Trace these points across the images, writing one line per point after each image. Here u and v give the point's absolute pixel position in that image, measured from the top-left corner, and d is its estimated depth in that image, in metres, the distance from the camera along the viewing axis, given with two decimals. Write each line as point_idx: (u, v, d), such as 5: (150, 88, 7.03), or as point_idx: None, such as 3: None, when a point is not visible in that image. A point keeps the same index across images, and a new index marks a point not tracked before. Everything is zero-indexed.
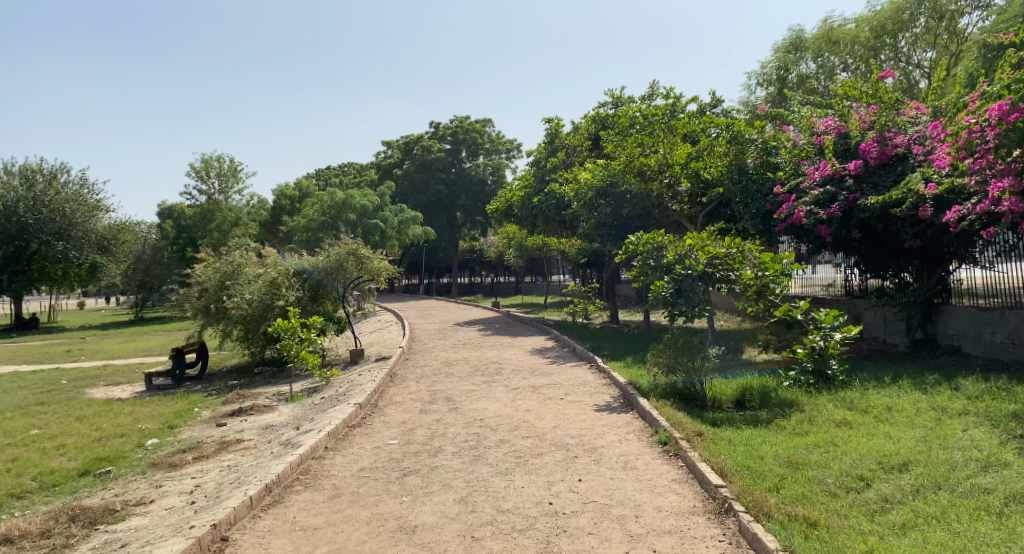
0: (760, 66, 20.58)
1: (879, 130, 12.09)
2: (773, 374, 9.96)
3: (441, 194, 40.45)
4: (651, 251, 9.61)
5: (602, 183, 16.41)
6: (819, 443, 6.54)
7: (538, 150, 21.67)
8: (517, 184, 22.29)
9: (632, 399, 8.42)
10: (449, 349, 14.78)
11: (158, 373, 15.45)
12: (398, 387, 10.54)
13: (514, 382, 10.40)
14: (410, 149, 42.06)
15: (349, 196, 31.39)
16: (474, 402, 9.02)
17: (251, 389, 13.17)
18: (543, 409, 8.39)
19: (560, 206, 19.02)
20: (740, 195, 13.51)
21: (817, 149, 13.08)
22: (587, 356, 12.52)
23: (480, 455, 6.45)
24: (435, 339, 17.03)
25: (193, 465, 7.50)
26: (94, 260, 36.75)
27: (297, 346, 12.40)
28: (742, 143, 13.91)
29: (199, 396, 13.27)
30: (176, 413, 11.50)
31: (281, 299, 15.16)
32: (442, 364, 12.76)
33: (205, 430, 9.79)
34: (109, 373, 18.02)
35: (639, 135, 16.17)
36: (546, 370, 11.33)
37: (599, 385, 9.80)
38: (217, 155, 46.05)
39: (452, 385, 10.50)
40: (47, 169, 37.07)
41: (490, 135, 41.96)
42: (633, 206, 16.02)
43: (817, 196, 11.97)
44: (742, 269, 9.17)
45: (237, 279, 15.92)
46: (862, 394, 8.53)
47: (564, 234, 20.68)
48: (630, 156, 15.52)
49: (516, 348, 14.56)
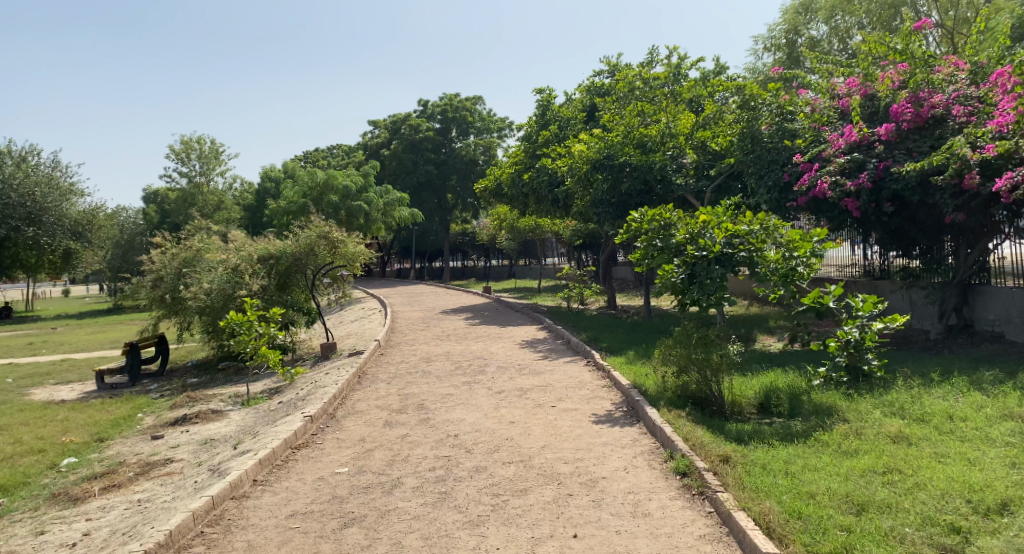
0: (767, 30, 19.12)
1: (912, 89, 10.51)
2: (798, 371, 8.55)
3: (430, 175, 38.73)
4: (658, 230, 8.07)
5: (598, 155, 14.29)
6: (880, 469, 5.12)
7: (528, 123, 20.07)
8: (507, 160, 20.81)
9: (637, 408, 7.02)
10: (431, 342, 13.35)
11: (110, 370, 14.02)
12: (365, 390, 9.10)
13: (500, 383, 8.96)
14: (397, 129, 40.35)
15: (331, 176, 29.80)
16: (450, 411, 7.60)
17: (207, 391, 11.70)
18: (531, 421, 6.97)
19: (553, 183, 17.59)
20: (753, 166, 12.14)
21: (839, 113, 11.78)
22: (584, 350, 11.10)
23: (447, 492, 5.01)
24: (417, 329, 15.59)
25: (96, 499, 6.06)
26: (67, 247, 35.03)
27: (254, 343, 10.89)
28: (755, 110, 12.42)
29: (148, 399, 11.82)
30: (114, 421, 10.08)
31: (244, 288, 13.65)
32: (420, 360, 11.32)
33: (136, 444, 8.34)
34: (63, 371, 16.51)
35: (640, 102, 14.71)
36: (537, 368, 9.92)
37: (598, 386, 8.40)
38: (197, 136, 44.18)
39: (427, 387, 9.07)
40: (17, 152, 35.35)
41: (481, 113, 40.09)
42: (634, 180, 13.90)
43: (843, 165, 10.46)
44: (765, 249, 7.70)
45: (195, 266, 14.41)
46: (910, 396, 7.12)
47: (558, 214, 19.18)
48: (630, 126, 14.06)
49: (504, 340, 13.15)
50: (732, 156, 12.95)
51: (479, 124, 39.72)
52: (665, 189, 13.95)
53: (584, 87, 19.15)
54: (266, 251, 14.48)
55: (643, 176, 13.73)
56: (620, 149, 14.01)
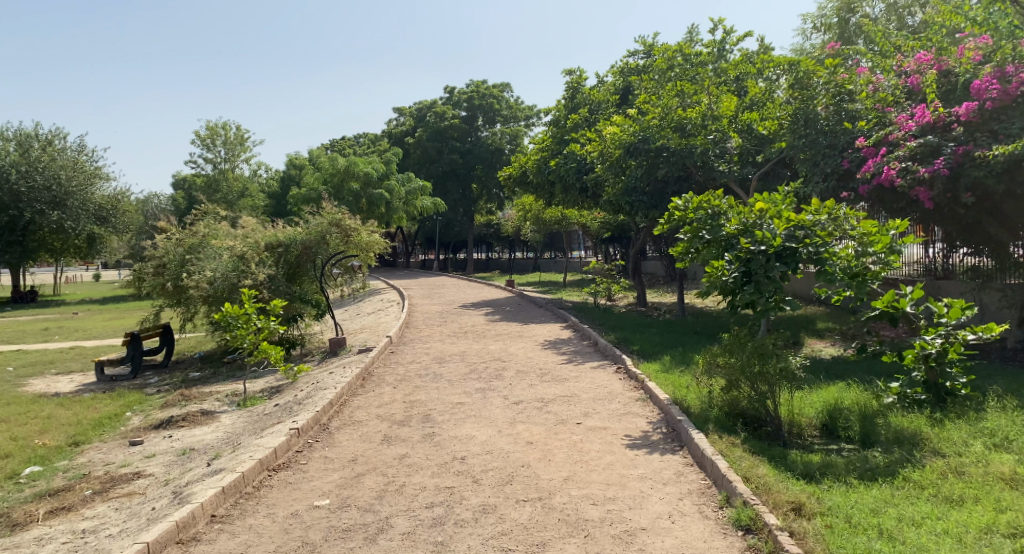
0: (817, 8, 17.73)
1: (999, 64, 9.11)
2: (865, 386, 7.37)
3: (455, 164, 37.70)
4: (705, 219, 6.98)
5: (632, 137, 13.21)
6: (1006, 528, 3.94)
7: (556, 107, 18.95)
8: (533, 146, 19.67)
9: (681, 431, 5.91)
10: (445, 339, 12.35)
11: (109, 362, 13.25)
12: (367, 395, 8.10)
13: (517, 391, 7.91)
14: (422, 116, 39.40)
15: (352, 163, 28.89)
16: (458, 425, 6.56)
17: (203, 388, 10.82)
18: (551, 442, 5.91)
19: (582, 170, 16.44)
20: (807, 152, 10.85)
21: (908, 92, 10.38)
22: (613, 355, 10.00)
23: (444, 543, 3.98)
24: (433, 325, 14.59)
25: (37, 527, 5.12)
26: (91, 231, 34.64)
27: (252, 339, 9.94)
28: (811, 89, 11.09)
29: (141, 395, 10.97)
30: (97, 421, 9.21)
31: (249, 277, 12.74)
32: (432, 361, 10.33)
33: (110, 452, 7.43)
34: (66, 361, 15.80)
35: (679, 81, 13.52)
36: (560, 374, 8.84)
37: (630, 399, 7.30)
38: (222, 122, 43.63)
39: (436, 395, 8.06)
40: (43, 135, 35.15)
41: (508, 101, 38.95)
42: (671, 166, 12.78)
43: (914, 149, 9.14)
44: (833, 244, 6.52)
45: (200, 253, 13.56)
46: (1013, 424, 5.88)
47: (585, 205, 18.01)
48: (667, 107, 12.90)
49: (525, 339, 12.11)
50: (780, 140, 11.83)
51: (506, 112, 38.62)
52: (706, 175, 12.77)
53: (616, 69, 18.07)
54: (274, 238, 13.58)
55: (682, 162, 12.62)
56: (656, 132, 12.93)
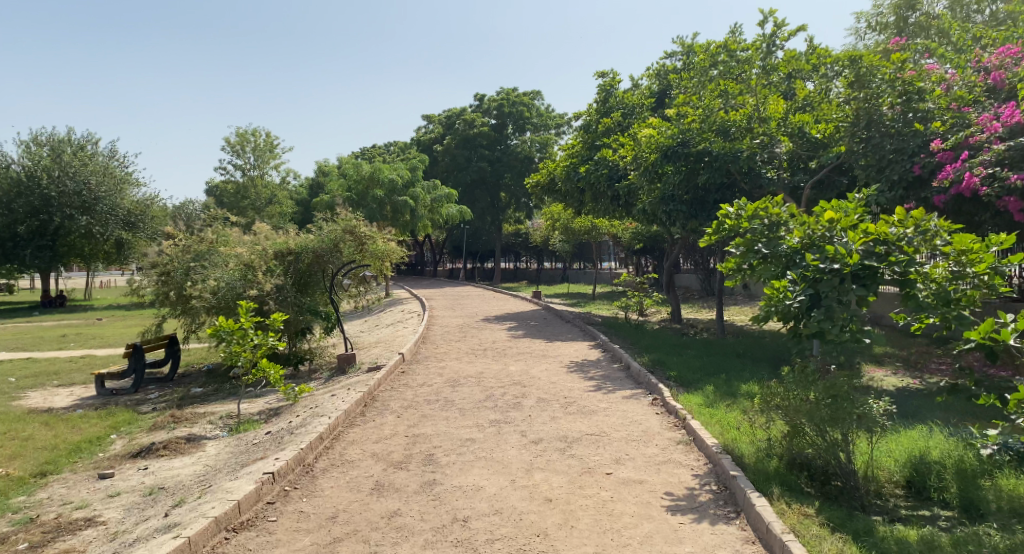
0: (873, 6, 16.44)
1: None
2: (956, 433, 6.14)
3: (483, 172, 36.86)
4: (762, 230, 5.99)
5: (669, 141, 11.98)
6: None
7: (588, 112, 17.91)
8: (563, 152, 18.64)
9: (736, 492, 4.81)
10: (462, 358, 11.35)
11: (109, 374, 12.50)
12: (367, 426, 7.11)
13: (536, 426, 6.86)
14: (451, 123, 38.72)
15: (377, 169, 28.09)
16: (465, 472, 5.55)
17: (199, 408, 9.95)
18: (574, 501, 4.85)
19: (614, 177, 15.40)
20: (869, 157, 9.69)
21: (989, 89, 9.30)
22: (647, 383, 8.90)
23: None
24: (452, 340, 13.61)
25: None
26: (119, 237, 34.38)
27: (248, 357, 9.08)
28: (871, 89, 9.76)
29: (134, 413, 10.16)
30: (77, 444, 8.37)
31: (255, 287, 11.91)
32: (444, 384, 9.32)
33: (73, 487, 6.55)
34: (71, 373, 15.12)
35: (722, 80, 12.45)
36: (588, 405, 7.76)
37: (669, 443, 6.21)
38: (252, 129, 43.45)
39: (444, 427, 7.05)
40: (76, 140, 35.15)
41: (539, 109, 38.02)
42: (713, 172, 11.68)
43: (1003, 153, 7.85)
44: (920, 262, 5.32)
45: (206, 260, 12.76)
46: None
47: (617, 215, 16.92)
48: (709, 108, 11.85)
49: (549, 359, 11.06)
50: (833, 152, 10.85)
51: (536, 120, 37.71)
52: (752, 182, 11.68)
53: (652, 71, 17.07)
54: (284, 246, 12.73)
55: (726, 167, 11.48)
56: (697, 135, 11.84)
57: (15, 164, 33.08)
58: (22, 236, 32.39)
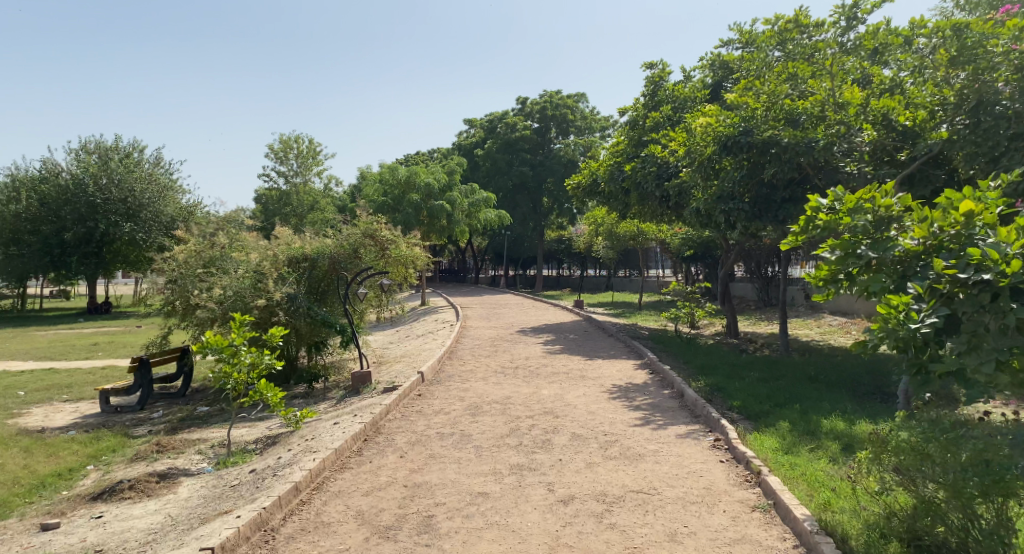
0: None
1: None
2: None
3: (525, 177, 35.54)
4: (867, 228, 4.54)
5: (731, 130, 10.53)
6: None
7: (634, 107, 16.54)
8: (606, 151, 17.19)
9: None
10: (490, 379, 10.01)
11: (112, 389, 11.52)
12: (362, 470, 5.86)
13: (567, 477, 5.52)
14: (492, 127, 37.69)
15: (413, 174, 27.02)
16: (469, 549, 4.26)
17: (193, 434, 8.85)
18: None
19: (663, 175, 13.91)
20: (985, 144, 8.08)
21: None
22: (706, 416, 7.43)
23: None
24: (481, 357, 12.29)
25: None
26: (161, 244, 34.08)
27: (239, 378, 7.88)
28: (978, 64, 8.24)
29: (125, 436, 9.12)
30: (42, 476, 7.30)
31: (263, 297, 10.75)
32: (464, 411, 8.00)
33: (9, 541, 5.45)
34: (83, 386, 14.25)
35: (791, 62, 10.95)
36: (634, 446, 6.36)
37: (741, 511, 4.81)
38: (295, 135, 43.12)
39: (455, 474, 5.75)
40: (122, 149, 35.16)
41: (583, 111, 36.48)
42: (783, 166, 10.24)
43: None
44: None
45: (215, 266, 11.76)
46: None
47: (665, 219, 15.37)
48: (774, 94, 10.44)
49: (589, 381, 9.65)
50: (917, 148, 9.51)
51: (580, 122, 36.10)
52: (828, 177, 10.36)
53: (706, 61, 15.45)
54: (299, 252, 11.67)
55: (797, 160, 10.02)
56: (761, 123, 10.37)
57: (64, 172, 33.15)
58: (68, 244, 32.36)
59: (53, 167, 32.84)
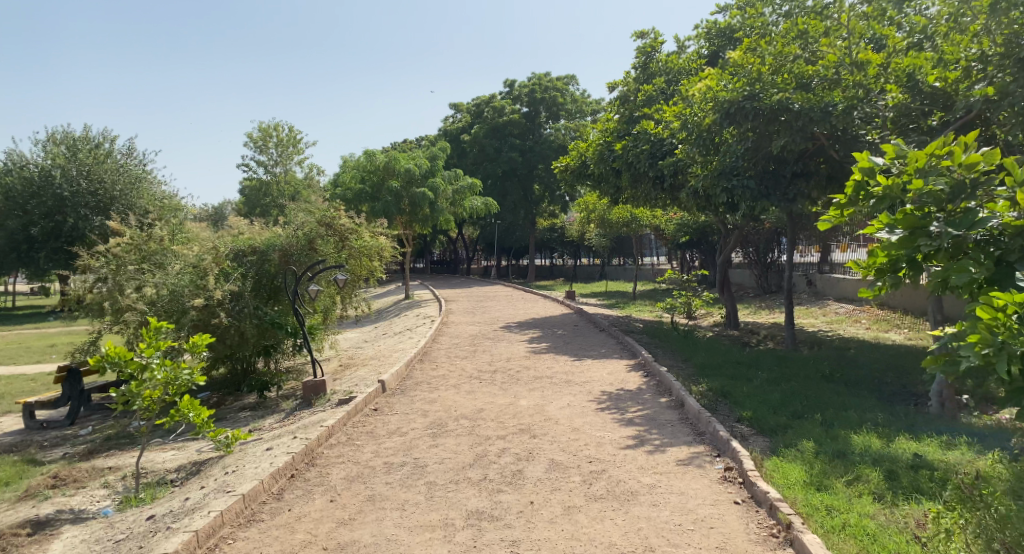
0: None
1: None
2: None
3: (514, 163, 34.09)
4: (942, 196, 3.26)
5: (733, 95, 9.17)
6: None
7: (624, 81, 15.19)
8: (595, 129, 15.85)
9: None
10: (461, 387, 8.70)
11: (36, 403, 10.16)
12: (274, 524, 4.55)
13: (537, 531, 4.22)
14: (479, 112, 36.27)
15: (393, 159, 25.54)
16: None
17: (109, 459, 7.53)
18: None
19: (656, 154, 12.59)
20: None
21: None
22: (712, 434, 6.15)
23: None
24: (457, 358, 10.96)
25: None
26: None
27: (150, 399, 6.55)
28: None
29: (32, 462, 7.78)
30: None
31: (201, 296, 9.38)
32: (423, 431, 6.68)
33: None
34: (18, 397, 12.83)
35: (800, 19, 9.65)
36: (625, 481, 5.05)
37: None
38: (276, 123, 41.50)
39: (394, 526, 4.44)
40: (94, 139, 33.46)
41: (574, 94, 35.08)
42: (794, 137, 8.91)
43: None
44: None
45: (150, 260, 10.37)
46: None
47: (659, 202, 14.06)
48: (783, 56, 9.16)
49: (576, 388, 8.33)
50: (949, 110, 8.13)
51: (571, 106, 34.69)
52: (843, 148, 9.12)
53: (703, 29, 14.11)
54: (246, 244, 10.36)
55: (812, 127, 8.72)
56: (769, 88, 9.04)
57: (30, 164, 31.42)
58: (37, 239, 30.72)
59: (19, 159, 31.16)
